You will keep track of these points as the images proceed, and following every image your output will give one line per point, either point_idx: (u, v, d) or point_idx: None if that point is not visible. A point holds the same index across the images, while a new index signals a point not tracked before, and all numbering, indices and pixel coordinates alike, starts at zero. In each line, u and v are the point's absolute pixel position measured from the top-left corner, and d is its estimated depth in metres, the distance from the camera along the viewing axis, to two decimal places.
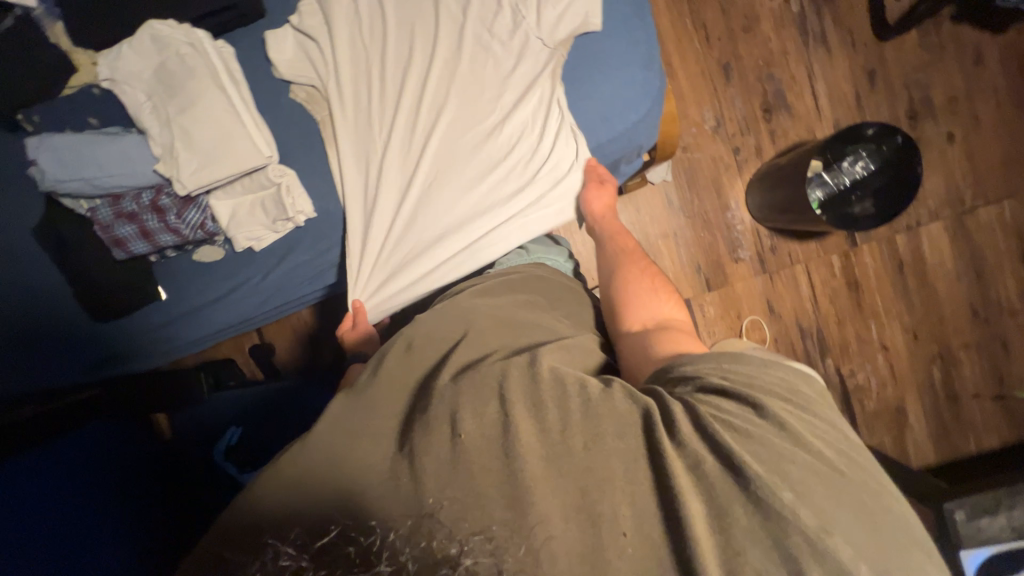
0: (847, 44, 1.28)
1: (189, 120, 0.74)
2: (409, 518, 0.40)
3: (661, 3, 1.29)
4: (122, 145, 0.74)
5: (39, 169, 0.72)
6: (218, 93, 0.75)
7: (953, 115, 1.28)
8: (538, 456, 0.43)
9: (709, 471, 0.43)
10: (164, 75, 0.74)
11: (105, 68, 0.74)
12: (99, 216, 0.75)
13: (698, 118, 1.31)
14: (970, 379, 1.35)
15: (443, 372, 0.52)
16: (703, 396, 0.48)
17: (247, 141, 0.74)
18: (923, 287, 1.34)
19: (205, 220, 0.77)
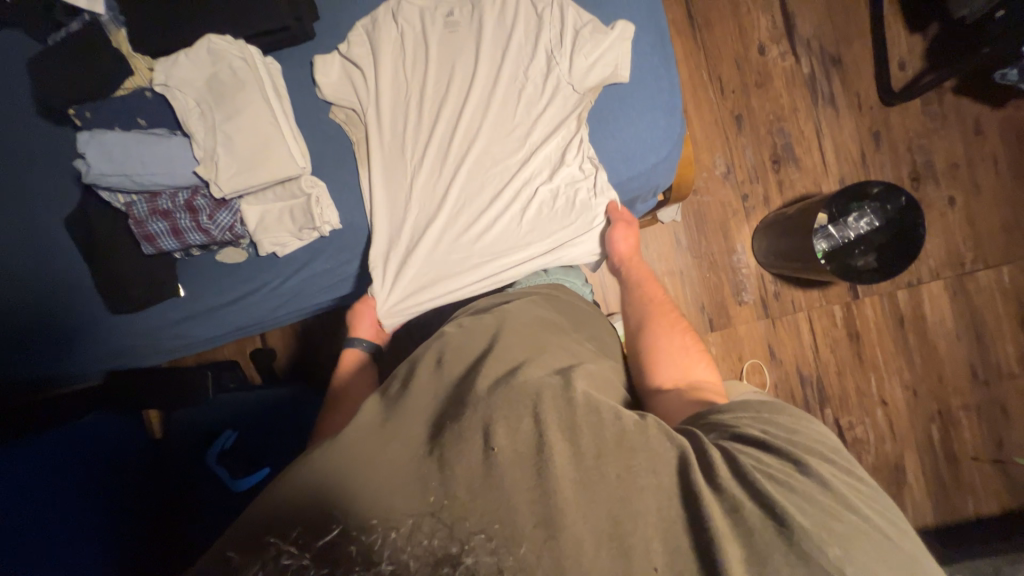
0: (854, 106, 1.35)
1: (234, 128, 0.78)
2: (435, 523, 0.41)
3: (680, 54, 1.36)
4: (167, 147, 0.77)
5: (82, 161, 0.75)
6: (263, 105, 0.78)
7: (954, 180, 1.33)
8: (571, 477, 0.44)
9: (742, 504, 0.44)
10: (215, 85, 0.78)
11: (160, 74, 0.78)
12: (134, 211, 0.77)
13: (709, 163, 1.37)
14: (970, 440, 1.35)
15: (476, 381, 0.53)
16: (742, 446, 0.51)
17: (286, 152, 0.78)
18: (923, 344, 1.36)
19: (235, 223, 0.79)
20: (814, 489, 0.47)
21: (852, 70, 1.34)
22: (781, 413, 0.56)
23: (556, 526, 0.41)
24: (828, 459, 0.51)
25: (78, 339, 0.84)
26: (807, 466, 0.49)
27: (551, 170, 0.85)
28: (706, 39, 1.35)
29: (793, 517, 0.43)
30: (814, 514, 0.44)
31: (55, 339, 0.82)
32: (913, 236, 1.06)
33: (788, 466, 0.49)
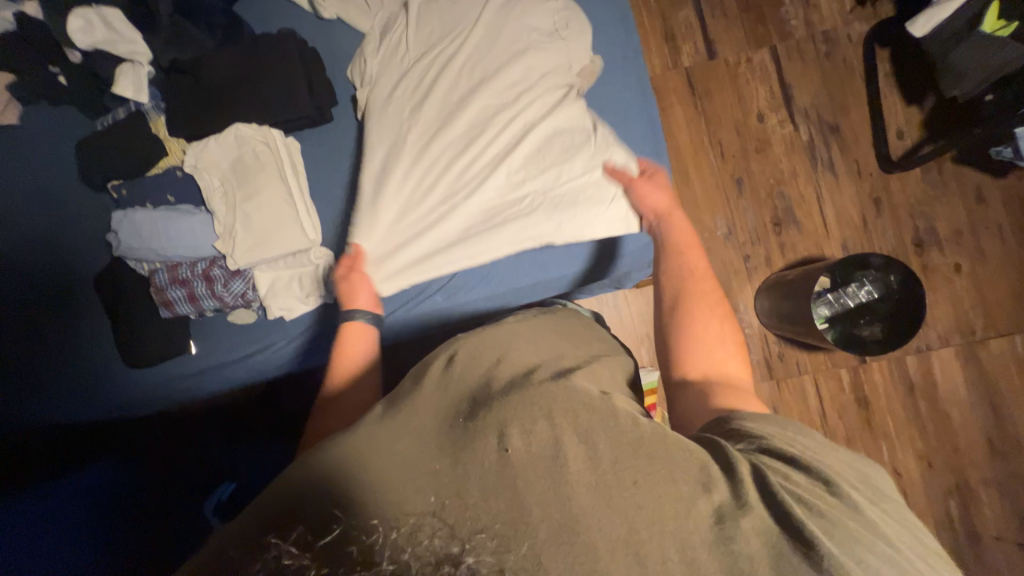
0: (854, 172, 1.37)
1: (253, 207, 0.85)
2: (444, 523, 0.43)
3: (681, 120, 1.42)
4: (192, 223, 0.84)
5: (118, 235, 0.84)
6: (280, 182, 0.85)
7: (959, 247, 1.33)
8: (587, 482, 0.45)
9: (760, 522, 0.44)
10: (239, 166, 0.86)
11: (191, 157, 0.86)
12: (156, 279, 0.84)
13: (711, 224, 1.40)
14: (991, 517, 1.28)
15: (493, 390, 0.55)
16: (767, 457, 0.49)
17: (297, 225, 0.85)
18: (935, 411, 1.32)
19: (247, 290, 0.85)
20: (843, 510, 0.45)
21: (850, 138, 1.38)
22: (814, 441, 0.52)
23: (569, 525, 0.43)
24: (865, 482, 0.49)
25: (88, 389, 0.88)
26: (840, 488, 0.46)
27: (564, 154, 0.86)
28: (706, 107, 1.42)
29: (816, 536, 0.42)
30: (837, 531, 0.43)
31: (70, 387, 0.88)
32: (916, 307, 1.06)
33: (821, 487, 0.46)
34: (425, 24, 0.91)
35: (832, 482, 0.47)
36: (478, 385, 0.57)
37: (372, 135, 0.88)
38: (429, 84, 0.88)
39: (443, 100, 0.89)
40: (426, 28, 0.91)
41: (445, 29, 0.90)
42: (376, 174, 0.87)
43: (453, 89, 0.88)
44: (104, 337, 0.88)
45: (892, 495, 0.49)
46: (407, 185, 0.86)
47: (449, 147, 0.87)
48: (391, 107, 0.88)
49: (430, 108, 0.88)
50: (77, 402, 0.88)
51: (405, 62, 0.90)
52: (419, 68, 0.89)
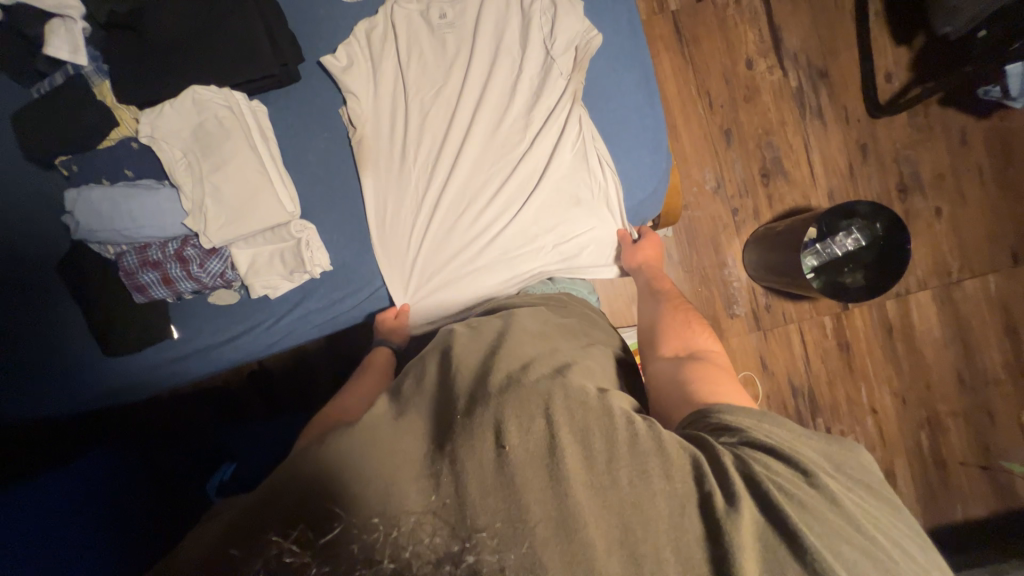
0: (841, 119, 1.35)
1: (224, 179, 0.78)
2: (445, 527, 0.44)
3: (668, 69, 1.36)
4: (157, 200, 0.78)
5: (75, 216, 0.77)
6: (250, 151, 0.79)
7: (941, 191, 1.35)
8: (583, 481, 0.46)
9: (747, 519, 0.45)
10: (202, 135, 0.78)
11: (146, 126, 0.78)
12: (125, 263, 0.79)
13: (699, 178, 1.38)
14: (957, 445, 1.38)
15: (490, 379, 0.55)
16: (753, 450, 0.51)
17: (273, 197, 0.79)
18: (911, 352, 1.38)
19: (226, 269, 0.80)
20: (817, 496, 0.47)
21: (839, 82, 1.35)
22: (795, 433, 0.53)
23: (566, 518, 0.44)
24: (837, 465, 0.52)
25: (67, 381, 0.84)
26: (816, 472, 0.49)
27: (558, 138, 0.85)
28: (694, 53, 1.36)
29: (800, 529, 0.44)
30: (812, 510, 0.46)
31: (44, 380, 0.83)
32: (900, 253, 1.06)
33: (798, 474, 0.49)
34: (415, 52, 0.86)
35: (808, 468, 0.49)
36: (476, 372, 0.57)
37: (377, 175, 0.85)
38: (429, 116, 0.86)
39: (445, 132, 0.86)
40: (416, 58, 0.86)
41: (438, 58, 0.86)
42: (388, 216, 0.85)
43: (454, 118, 0.85)
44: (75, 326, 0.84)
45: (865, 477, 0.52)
46: (423, 222, 0.85)
47: (439, 134, 0.85)
48: (393, 144, 0.86)
49: (434, 141, 0.86)
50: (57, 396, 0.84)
51: (399, 98, 0.86)
52: (415, 74, 0.86)
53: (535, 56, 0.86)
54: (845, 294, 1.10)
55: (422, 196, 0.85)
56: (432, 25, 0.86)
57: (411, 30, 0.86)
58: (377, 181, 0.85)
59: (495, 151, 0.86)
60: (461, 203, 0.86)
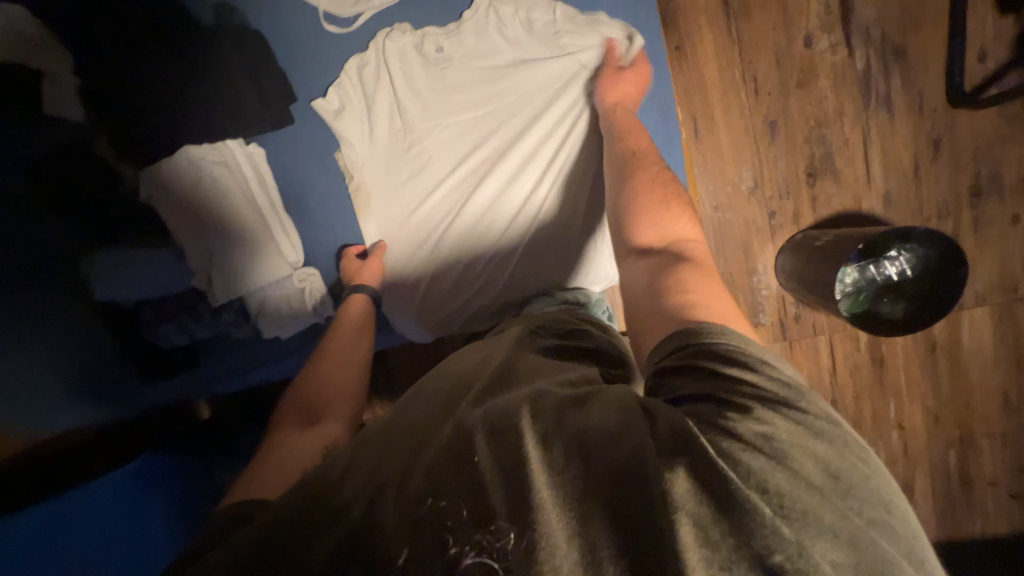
0: (914, 108, 1.16)
1: (220, 240, 0.85)
2: (429, 520, 0.43)
3: (710, 48, 1.19)
4: (162, 262, 0.86)
5: (99, 278, 0.84)
6: (246, 207, 0.85)
7: (1023, 195, 1.17)
8: (540, 464, 0.45)
9: (700, 498, 0.42)
10: (197, 192, 0.83)
11: (146, 186, 0.82)
12: (145, 317, 0.89)
13: (735, 177, 1.25)
14: (989, 466, 1.31)
15: (473, 387, 0.57)
16: (704, 419, 0.47)
17: (274, 252, 0.88)
18: (954, 369, 1.28)
19: (236, 317, 0.91)
20: (774, 464, 0.43)
21: (917, 64, 1.14)
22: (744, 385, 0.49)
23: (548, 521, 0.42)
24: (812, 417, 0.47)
25: (99, 402, 0.88)
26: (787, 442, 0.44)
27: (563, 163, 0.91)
28: (743, 30, 1.17)
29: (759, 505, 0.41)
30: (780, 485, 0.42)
31: (74, 401, 0.85)
32: (949, 294, 0.98)
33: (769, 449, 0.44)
34: (413, 86, 0.89)
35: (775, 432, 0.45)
36: (463, 380, 0.59)
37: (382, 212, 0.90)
38: (436, 149, 0.90)
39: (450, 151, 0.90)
40: (416, 92, 0.89)
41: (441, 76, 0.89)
42: (399, 249, 0.92)
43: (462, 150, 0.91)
44: (113, 349, 0.89)
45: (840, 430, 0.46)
46: (437, 252, 0.91)
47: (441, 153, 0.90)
48: (398, 179, 0.90)
49: (442, 173, 0.90)
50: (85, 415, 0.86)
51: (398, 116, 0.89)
52: (415, 90, 0.89)
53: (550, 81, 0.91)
54: (875, 327, 1.03)
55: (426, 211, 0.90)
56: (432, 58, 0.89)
57: (407, 65, 0.89)
58: (382, 218, 0.91)
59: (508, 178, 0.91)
60: (473, 230, 0.91)
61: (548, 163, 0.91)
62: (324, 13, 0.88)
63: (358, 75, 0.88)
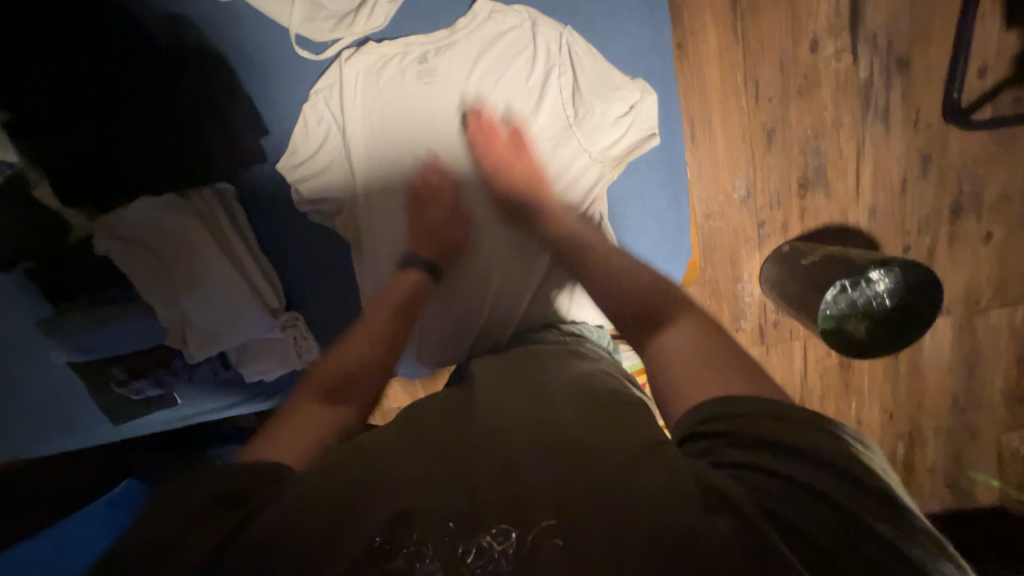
0: (910, 123, 1.15)
1: (198, 298, 0.77)
2: (444, 514, 0.45)
3: (713, 48, 1.12)
4: (128, 322, 0.77)
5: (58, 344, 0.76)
6: (217, 254, 0.79)
7: (999, 214, 1.20)
8: (578, 482, 0.46)
9: (724, 536, 0.40)
10: (163, 236, 0.76)
11: (103, 241, 0.74)
12: (116, 375, 0.82)
13: (728, 186, 1.23)
14: (931, 456, 1.45)
15: (509, 416, 0.55)
16: (716, 441, 0.47)
17: (248, 304, 0.81)
18: (912, 373, 1.38)
19: (216, 369, 0.86)
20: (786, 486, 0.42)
21: (919, 76, 1.11)
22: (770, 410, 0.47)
23: (569, 538, 0.42)
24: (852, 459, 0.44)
25: (64, 433, 0.85)
26: (821, 487, 0.41)
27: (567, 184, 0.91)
28: (749, 31, 1.11)
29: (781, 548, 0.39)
30: (800, 516, 0.40)
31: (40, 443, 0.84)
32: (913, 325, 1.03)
33: (791, 483, 0.42)
34: (405, 91, 0.85)
35: (793, 463, 0.43)
36: (488, 402, 0.58)
37: (372, 249, 0.87)
38: (423, 176, 0.87)
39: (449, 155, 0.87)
40: (399, 107, 0.85)
41: (433, 83, 0.86)
42: (391, 284, 0.88)
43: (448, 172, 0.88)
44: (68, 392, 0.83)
45: (869, 479, 0.42)
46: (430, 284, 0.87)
47: (437, 160, 0.86)
48: (385, 208, 0.87)
49: (431, 195, 0.87)
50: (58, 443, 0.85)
51: (388, 122, 0.85)
52: (404, 93, 0.85)
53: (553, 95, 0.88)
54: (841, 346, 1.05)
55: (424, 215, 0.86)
56: (411, 80, 0.85)
57: (383, 90, 0.85)
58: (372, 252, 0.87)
59: (501, 198, 0.88)
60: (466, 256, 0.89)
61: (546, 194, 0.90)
62: (297, 38, 0.83)
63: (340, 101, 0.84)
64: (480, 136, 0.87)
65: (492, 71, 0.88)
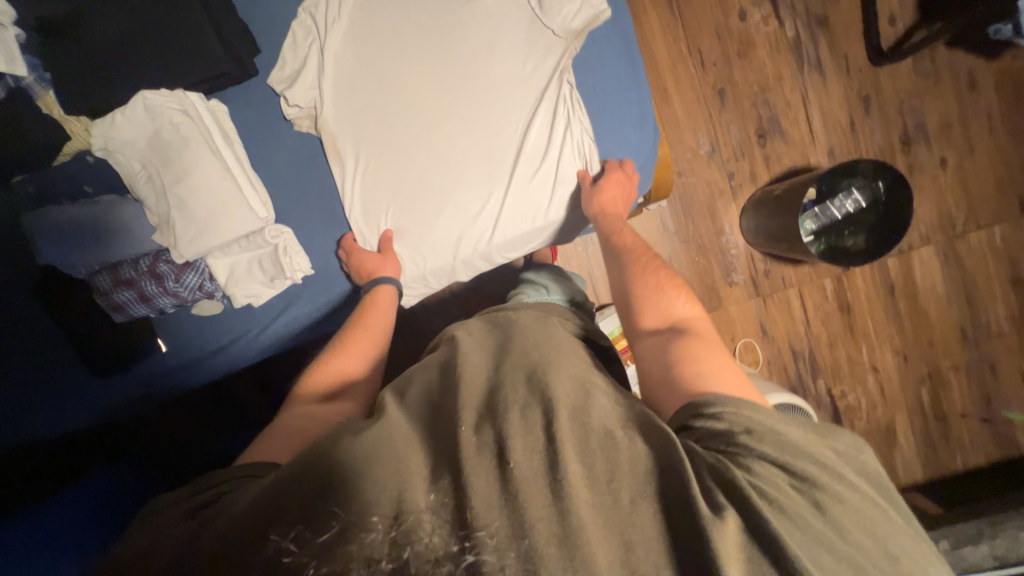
0: (843, 69, 1.28)
1: (186, 190, 0.72)
2: (445, 517, 0.42)
3: (656, 26, 1.27)
4: (126, 217, 0.74)
5: (47, 240, 0.71)
6: (211, 156, 0.73)
7: (946, 141, 1.29)
8: (579, 473, 0.44)
9: (734, 533, 0.42)
10: (160, 144, 0.72)
11: (99, 139, 0.71)
12: (97, 285, 0.73)
13: (693, 143, 1.31)
14: (959, 399, 1.37)
15: (505, 389, 0.52)
16: (729, 441, 0.47)
17: (243, 203, 0.74)
18: (914, 310, 1.36)
19: (203, 281, 0.76)
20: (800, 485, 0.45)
21: (839, 31, 1.27)
22: (783, 418, 0.49)
23: (566, 529, 0.41)
24: (850, 459, 0.48)
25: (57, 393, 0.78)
26: (815, 483, 0.45)
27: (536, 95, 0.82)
28: (684, 8, 1.27)
29: (784, 537, 0.41)
30: (800, 501, 0.44)
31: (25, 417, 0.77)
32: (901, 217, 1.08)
33: (792, 481, 0.45)
34: (372, 20, 0.82)
35: (795, 469, 0.45)
36: (480, 381, 0.55)
37: (356, 153, 0.82)
38: (399, 94, 0.82)
39: (420, 82, 0.82)
40: (369, 37, 0.82)
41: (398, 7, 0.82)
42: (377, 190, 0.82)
43: (428, 76, 0.82)
44: (59, 345, 0.77)
45: (854, 477, 0.47)
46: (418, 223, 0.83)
47: (409, 88, 0.82)
48: (363, 126, 0.81)
49: (412, 97, 0.82)
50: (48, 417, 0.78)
51: (358, 51, 0.81)
52: (369, 21, 0.82)
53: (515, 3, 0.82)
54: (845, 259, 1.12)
55: (403, 148, 0.82)
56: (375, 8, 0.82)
57: (349, 20, 0.81)
58: (358, 157, 0.82)
59: (476, 120, 0.82)
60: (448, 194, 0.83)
61: (512, 90, 0.82)
62: None
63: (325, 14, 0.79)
64: (450, 58, 0.82)
65: None
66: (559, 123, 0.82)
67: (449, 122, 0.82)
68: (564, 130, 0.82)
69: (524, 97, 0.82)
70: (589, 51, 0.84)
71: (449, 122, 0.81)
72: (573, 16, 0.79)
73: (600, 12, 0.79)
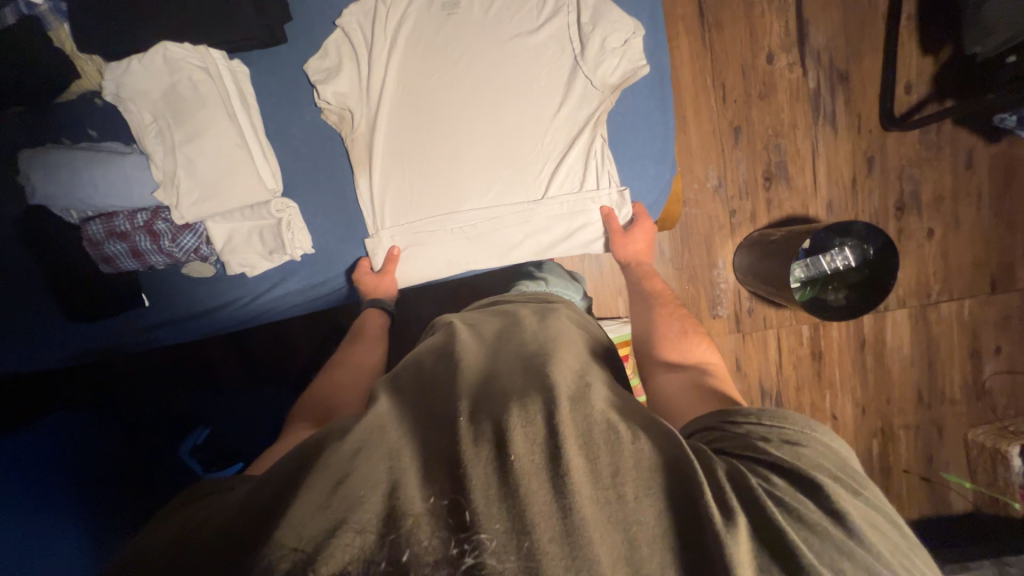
0: (854, 127, 1.32)
1: (198, 151, 0.71)
2: (446, 519, 0.39)
3: (685, 55, 1.28)
4: (123, 167, 0.70)
5: (32, 174, 0.67)
6: (227, 121, 0.72)
7: (937, 213, 1.35)
8: (585, 475, 0.42)
9: (746, 540, 0.40)
10: (174, 99, 0.70)
11: (111, 82, 0.69)
12: (88, 231, 0.70)
13: (702, 175, 1.33)
14: (905, 455, 1.44)
15: (502, 378, 0.52)
16: (747, 460, 0.46)
17: (253, 173, 0.73)
18: (879, 366, 1.42)
19: (200, 245, 0.75)
20: (828, 509, 0.43)
21: (857, 90, 1.30)
22: (806, 442, 0.48)
23: (569, 530, 0.39)
24: (868, 484, 0.47)
25: (35, 324, 0.76)
26: (832, 495, 0.43)
27: (565, 142, 0.83)
28: (715, 41, 1.28)
29: (798, 546, 0.40)
30: (827, 521, 0.42)
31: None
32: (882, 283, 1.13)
33: (815, 505, 0.43)
34: (417, 40, 0.80)
35: (810, 480, 0.44)
36: (482, 375, 0.53)
37: (386, 173, 0.82)
38: (432, 119, 0.81)
39: (456, 112, 0.81)
40: (410, 54, 0.80)
41: (445, 32, 0.81)
42: (404, 215, 0.82)
43: (465, 106, 0.81)
44: (38, 285, 0.74)
45: (865, 492, 0.46)
46: (431, 246, 0.84)
47: (443, 114, 0.81)
48: (392, 144, 0.81)
49: (449, 129, 0.81)
50: (25, 357, 0.77)
51: (398, 67, 0.80)
52: (414, 40, 0.80)
53: (562, 44, 0.82)
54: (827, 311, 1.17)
55: (428, 173, 0.82)
56: (421, 26, 0.80)
57: (390, 33, 0.79)
58: (385, 179, 0.81)
59: (504, 159, 0.83)
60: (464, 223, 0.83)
61: (543, 133, 0.83)
62: None
63: (372, 30, 0.78)
64: (489, 93, 0.81)
65: (504, 23, 0.82)
66: (585, 172, 0.84)
67: (478, 157, 0.82)
68: (589, 179, 0.84)
69: (555, 141, 0.83)
70: (623, 102, 0.85)
71: (477, 158, 0.82)
72: (612, 71, 0.81)
73: (638, 68, 0.80)
